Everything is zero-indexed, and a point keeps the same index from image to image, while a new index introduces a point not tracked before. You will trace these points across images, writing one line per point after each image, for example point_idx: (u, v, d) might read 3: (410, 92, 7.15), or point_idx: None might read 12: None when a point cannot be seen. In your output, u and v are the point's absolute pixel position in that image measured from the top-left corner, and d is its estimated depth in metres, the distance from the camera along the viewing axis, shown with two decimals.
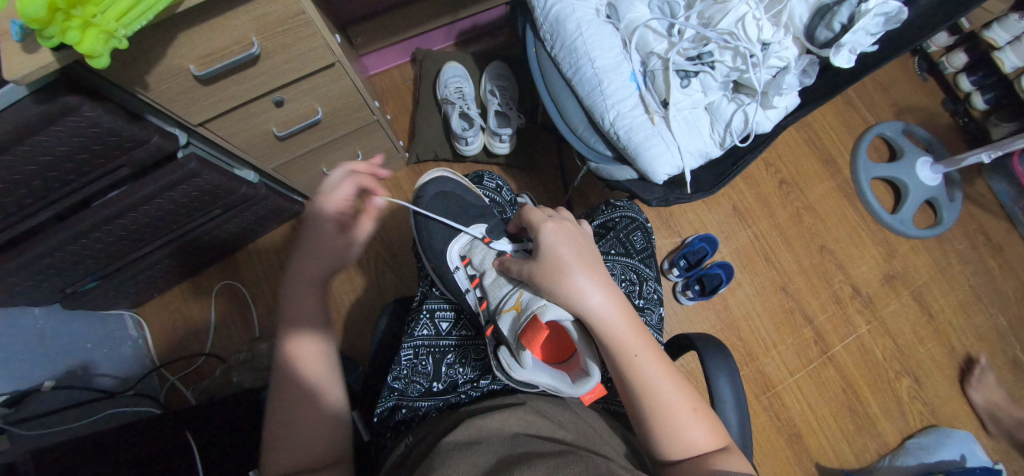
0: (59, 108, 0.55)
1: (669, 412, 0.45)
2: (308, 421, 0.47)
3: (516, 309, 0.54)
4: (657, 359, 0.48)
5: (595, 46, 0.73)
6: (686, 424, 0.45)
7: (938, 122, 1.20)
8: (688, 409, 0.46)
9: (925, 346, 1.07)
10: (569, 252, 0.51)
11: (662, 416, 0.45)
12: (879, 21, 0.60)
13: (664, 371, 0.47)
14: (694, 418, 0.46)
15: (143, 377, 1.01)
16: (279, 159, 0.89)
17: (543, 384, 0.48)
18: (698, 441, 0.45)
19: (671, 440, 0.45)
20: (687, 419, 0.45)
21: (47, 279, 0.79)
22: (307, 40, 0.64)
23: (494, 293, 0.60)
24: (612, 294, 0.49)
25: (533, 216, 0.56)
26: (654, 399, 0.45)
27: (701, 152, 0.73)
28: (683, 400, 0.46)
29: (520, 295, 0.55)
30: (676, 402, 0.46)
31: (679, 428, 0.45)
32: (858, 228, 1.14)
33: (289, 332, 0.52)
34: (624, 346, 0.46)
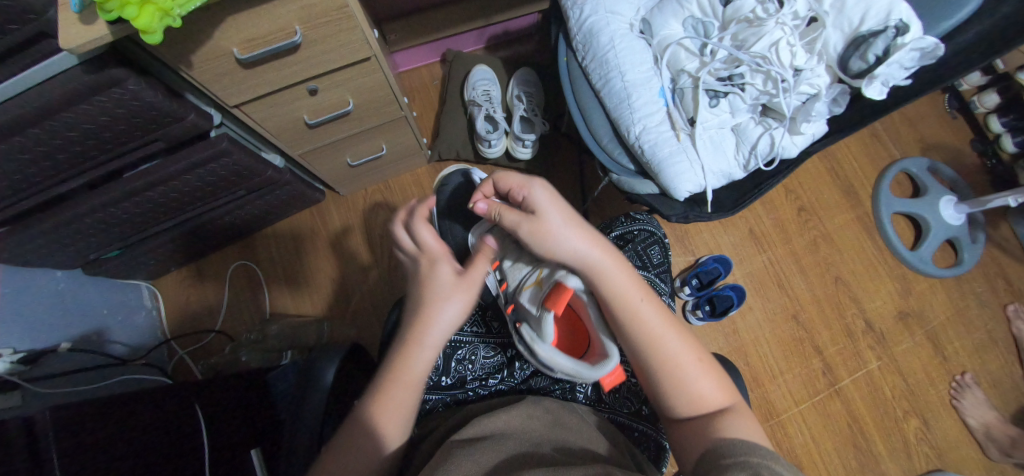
0: (106, 80, 0.57)
1: (676, 366, 0.47)
2: (359, 441, 0.49)
3: (536, 284, 0.53)
4: (657, 309, 0.50)
5: (625, 60, 0.74)
6: (690, 375, 0.48)
7: (965, 162, 1.19)
8: (693, 362, 0.48)
9: (936, 388, 1.05)
10: (559, 209, 0.47)
11: (670, 369, 0.47)
12: (915, 56, 0.60)
13: (669, 327, 0.49)
14: (699, 368, 0.48)
15: (154, 348, 1.03)
16: (307, 146, 0.90)
17: (562, 367, 0.48)
18: (704, 392, 0.47)
19: (678, 392, 0.47)
20: (692, 370, 0.48)
21: (73, 243, 0.82)
22: (346, 33, 0.65)
23: (512, 276, 0.58)
24: (611, 251, 0.49)
25: (509, 180, 0.49)
26: (659, 351, 0.48)
27: (724, 173, 0.74)
28: (687, 353, 0.49)
29: (539, 272, 0.54)
30: (680, 354, 0.48)
31: (684, 380, 0.47)
32: (876, 262, 1.13)
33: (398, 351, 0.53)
34: (625, 298, 0.48)
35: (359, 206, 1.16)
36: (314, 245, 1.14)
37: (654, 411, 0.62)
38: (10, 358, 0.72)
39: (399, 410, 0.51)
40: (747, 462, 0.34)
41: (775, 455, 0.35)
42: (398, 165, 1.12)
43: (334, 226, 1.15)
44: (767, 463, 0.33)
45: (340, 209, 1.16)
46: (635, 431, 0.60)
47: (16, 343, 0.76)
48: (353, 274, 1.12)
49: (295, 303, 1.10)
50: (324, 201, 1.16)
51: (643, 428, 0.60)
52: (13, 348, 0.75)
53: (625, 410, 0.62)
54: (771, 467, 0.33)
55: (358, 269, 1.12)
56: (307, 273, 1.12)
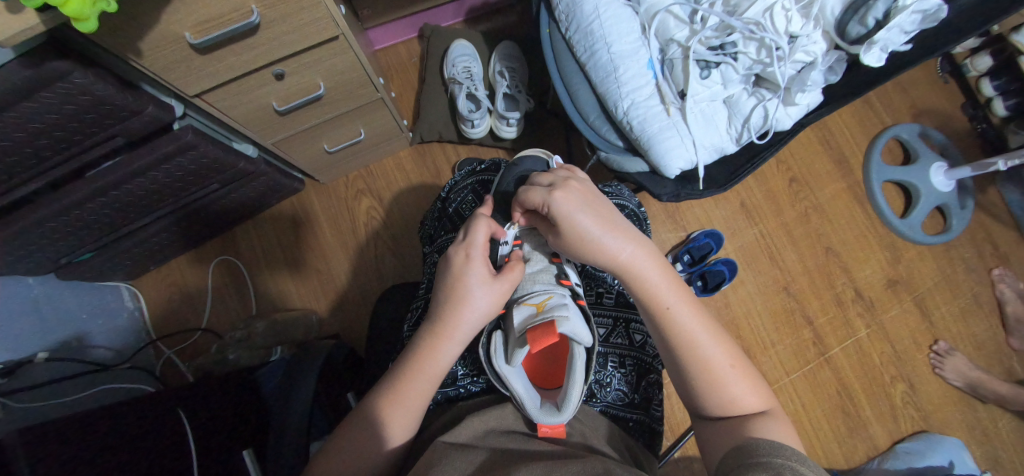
0: (46, 74, 0.52)
1: (711, 370, 0.46)
2: (367, 436, 0.48)
3: (536, 306, 0.49)
4: (694, 311, 0.48)
5: (612, 29, 0.70)
6: (727, 380, 0.46)
7: (955, 126, 1.17)
8: (729, 365, 0.46)
9: (923, 353, 1.07)
10: (586, 220, 0.47)
11: (705, 370, 0.46)
12: (915, 19, 0.56)
13: (703, 326, 0.48)
14: (735, 374, 0.46)
15: (139, 350, 1.01)
16: (279, 134, 0.86)
17: (513, 389, 0.45)
18: (740, 398, 0.45)
19: (712, 396, 0.45)
20: (728, 375, 0.46)
21: (39, 249, 0.77)
22: (310, 11, 0.60)
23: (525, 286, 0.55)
24: (645, 246, 0.49)
25: (535, 192, 0.49)
26: (694, 354, 0.46)
27: (716, 146, 0.71)
28: (723, 357, 0.46)
29: (549, 298, 0.50)
30: (716, 358, 0.46)
31: (719, 384, 0.45)
32: (866, 231, 1.12)
33: (416, 347, 0.51)
34: (657, 300, 0.48)
35: (340, 194, 1.12)
36: (296, 236, 1.10)
37: (645, 397, 0.60)
38: None
39: (413, 403, 0.49)
40: (773, 462, 0.33)
41: (801, 454, 0.33)
42: (379, 149, 1.07)
43: (316, 216, 1.11)
44: (793, 464, 0.32)
45: (321, 198, 1.12)
46: (631, 421, 0.58)
47: None
48: (339, 265, 1.09)
49: (280, 297, 1.08)
50: (304, 191, 1.12)
51: (638, 417, 0.59)
52: None
53: (619, 402, 0.59)
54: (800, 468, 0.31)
55: (344, 260, 1.09)
56: (291, 266, 1.09)
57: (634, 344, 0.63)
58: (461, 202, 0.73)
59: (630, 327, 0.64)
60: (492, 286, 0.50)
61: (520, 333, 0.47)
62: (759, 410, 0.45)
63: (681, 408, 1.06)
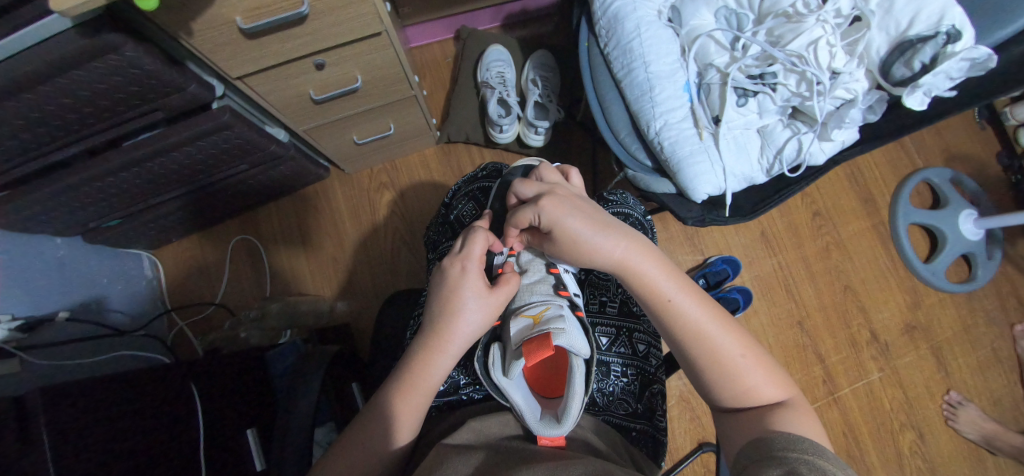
0: (100, 46, 0.54)
1: (721, 360, 0.45)
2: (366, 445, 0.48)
3: (533, 318, 0.49)
4: (699, 301, 0.48)
5: (651, 49, 0.70)
6: (739, 370, 0.45)
7: (989, 175, 1.15)
8: (740, 354, 0.46)
9: (936, 402, 1.04)
10: (577, 221, 0.48)
11: (717, 363, 0.46)
12: (964, 66, 0.55)
13: (710, 317, 0.47)
14: (747, 363, 0.46)
15: (154, 318, 1.02)
16: (311, 122, 0.87)
17: (513, 401, 0.45)
18: (754, 387, 0.45)
19: (725, 387, 0.45)
20: (740, 364, 0.46)
21: (71, 211, 0.79)
22: (358, 6, 0.61)
23: (522, 297, 0.55)
24: (640, 242, 0.50)
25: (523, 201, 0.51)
26: (702, 345, 0.46)
27: (746, 176, 0.71)
28: (733, 346, 0.46)
29: (546, 308, 0.50)
30: (725, 348, 0.46)
31: (731, 374, 0.45)
32: (887, 273, 1.10)
33: (413, 359, 0.50)
34: (658, 294, 0.48)
35: (363, 185, 1.13)
36: (316, 223, 1.12)
37: (648, 406, 0.61)
38: (6, 326, 0.71)
39: (412, 414, 0.49)
40: (802, 459, 0.34)
41: (822, 448, 0.35)
42: (406, 145, 1.08)
43: (337, 204, 1.13)
44: (818, 460, 0.33)
45: (343, 187, 1.13)
46: (634, 431, 0.58)
47: (13, 310, 0.74)
48: (355, 255, 1.10)
49: (294, 280, 1.09)
50: (329, 179, 1.13)
51: (641, 427, 0.59)
52: (10, 315, 0.74)
53: (621, 411, 0.59)
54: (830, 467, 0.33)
55: (360, 250, 1.11)
56: (308, 251, 1.11)
57: (636, 353, 0.63)
58: (461, 210, 0.73)
59: (632, 336, 0.64)
60: (491, 299, 0.51)
61: (517, 345, 0.46)
62: (779, 398, 0.45)
63: (682, 433, 1.05)
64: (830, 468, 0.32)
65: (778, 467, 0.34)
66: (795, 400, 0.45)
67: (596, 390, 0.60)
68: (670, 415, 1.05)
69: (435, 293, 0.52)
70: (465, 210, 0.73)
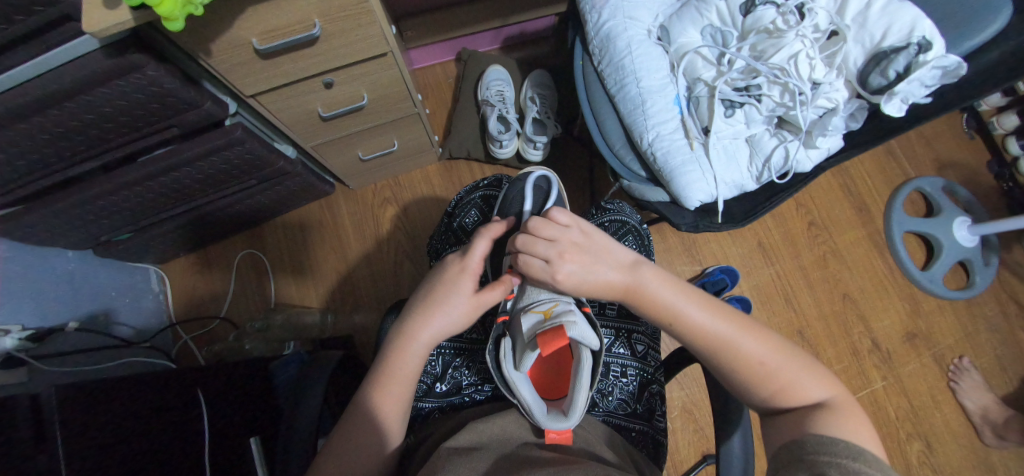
0: (125, 65, 0.58)
1: (750, 366, 0.45)
2: (357, 434, 0.48)
3: (543, 313, 0.50)
4: (714, 310, 0.48)
5: (642, 65, 0.73)
6: (769, 371, 0.45)
7: (981, 183, 1.17)
8: (767, 356, 0.45)
9: (942, 411, 1.04)
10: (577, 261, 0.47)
11: (747, 371, 0.45)
12: (936, 74, 0.59)
13: (729, 324, 0.47)
14: (777, 361, 0.45)
15: (160, 331, 1.04)
16: (319, 138, 0.91)
17: (520, 395, 0.46)
18: (789, 387, 0.44)
19: (760, 391, 0.45)
20: (771, 365, 0.45)
21: (85, 224, 0.82)
22: (365, 28, 0.66)
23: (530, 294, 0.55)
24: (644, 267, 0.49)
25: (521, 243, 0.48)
26: (728, 354, 0.45)
27: (736, 183, 0.73)
28: (760, 349, 0.45)
29: (556, 305, 0.51)
30: (752, 353, 0.45)
31: (763, 379, 0.44)
32: (885, 281, 1.11)
33: (391, 348, 0.51)
34: (671, 313, 0.47)
35: (368, 200, 1.17)
36: (322, 238, 1.14)
37: (648, 408, 0.62)
38: (18, 335, 0.73)
39: (392, 404, 0.50)
40: (832, 461, 0.34)
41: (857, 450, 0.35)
42: (409, 161, 1.12)
43: (342, 219, 1.16)
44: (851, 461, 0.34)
45: (348, 203, 1.17)
46: (634, 431, 0.60)
47: (24, 320, 0.76)
48: (359, 268, 1.12)
49: (299, 293, 1.11)
50: (334, 194, 1.17)
51: (642, 428, 0.60)
52: (21, 325, 0.76)
53: (621, 412, 0.61)
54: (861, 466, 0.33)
55: (364, 264, 1.13)
56: (313, 265, 1.13)
57: (635, 354, 0.64)
58: (464, 217, 0.76)
59: (632, 337, 0.66)
60: (472, 300, 0.51)
61: (529, 338, 0.48)
62: (820, 396, 0.44)
63: (686, 445, 1.04)
64: (862, 468, 0.33)
65: (806, 469, 0.35)
66: (840, 396, 0.44)
67: (597, 391, 0.62)
68: (673, 426, 1.05)
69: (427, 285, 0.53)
70: (468, 218, 0.76)
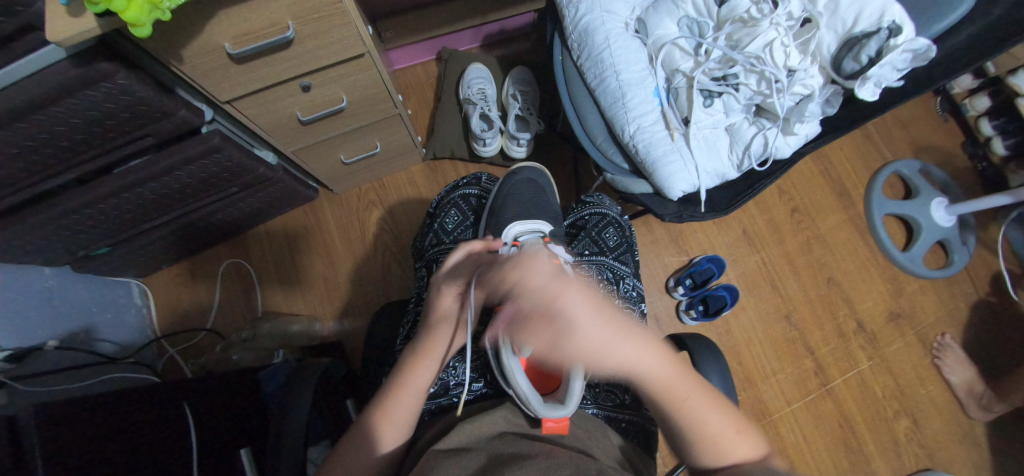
0: (94, 74, 0.57)
1: (705, 431, 0.43)
2: (361, 445, 0.48)
3: None
4: (685, 376, 0.45)
5: (621, 58, 0.74)
6: (722, 438, 0.43)
7: (956, 164, 1.20)
8: (725, 428, 0.43)
9: (927, 388, 1.06)
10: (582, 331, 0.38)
11: (701, 436, 0.43)
12: (906, 57, 0.60)
13: (698, 394, 0.45)
14: (737, 436, 0.43)
15: (144, 346, 1.02)
16: (299, 143, 0.89)
17: (516, 383, 0.45)
18: (740, 454, 0.42)
19: (711, 453, 0.42)
20: (724, 435, 0.43)
21: (60, 240, 0.80)
22: (340, 29, 0.65)
23: None
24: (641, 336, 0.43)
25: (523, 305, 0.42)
26: (685, 417, 0.44)
27: (718, 173, 0.74)
28: (718, 420, 0.44)
29: None
30: (710, 423, 0.43)
31: (715, 442, 0.42)
32: (868, 264, 1.13)
33: (407, 360, 0.53)
34: (649, 381, 0.44)
35: (353, 204, 1.15)
36: (307, 244, 1.13)
37: (635, 397, 0.63)
38: None
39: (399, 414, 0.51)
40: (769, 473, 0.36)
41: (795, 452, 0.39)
42: (392, 163, 1.11)
43: (327, 224, 1.14)
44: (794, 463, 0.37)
45: (333, 207, 1.15)
46: (623, 422, 0.61)
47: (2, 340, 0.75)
48: (347, 273, 1.11)
49: (286, 301, 1.10)
50: (318, 199, 1.15)
51: (631, 418, 0.61)
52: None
53: (609, 403, 0.62)
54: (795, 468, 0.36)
55: (352, 269, 1.12)
56: (299, 271, 1.12)
57: None
58: (445, 218, 0.76)
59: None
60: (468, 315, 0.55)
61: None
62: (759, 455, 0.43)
63: None
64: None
65: None
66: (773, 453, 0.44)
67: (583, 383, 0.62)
68: None
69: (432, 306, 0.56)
70: (449, 219, 0.76)
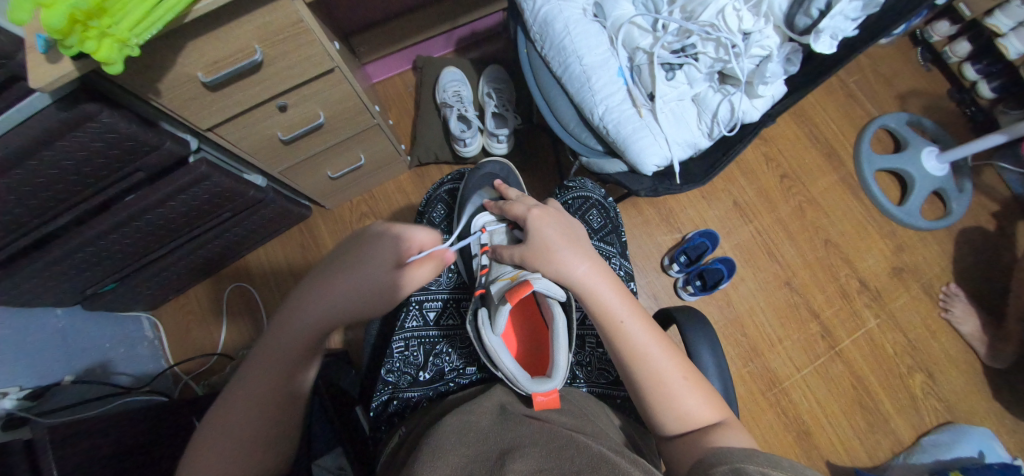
0: (77, 116, 0.59)
1: (662, 381, 0.47)
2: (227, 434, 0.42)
3: (511, 277, 0.54)
4: (645, 325, 0.50)
5: (582, 44, 0.75)
6: (677, 390, 0.47)
7: (945, 112, 1.18)
8: (680, 377, 0.48)
9: (939, 340, 1.04)
10: (553, 233, 0.54)
11: (658, 387, 0.47)
12: (857, 6, 0.61)
13: (656, 341, 0.49)
14: (686, 386, 0.47)
15: (159, 374, 1.06)
16: (285, 163, 0.93)
17: (503, 365, 0.46)
18: (693, 410, 0.46)
19: (667, 409, 0.46)
20: (679, 386, 0.47)
21: (69, 279, 0.84)
22: (307, 48, 0.68)
23: (496, 270, 0.60)
24: (602, 268, 0.52)
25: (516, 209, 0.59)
26: (644, 365, 0.48)
27: (689, 142, 0.75)
28: (674, 369, 0.48)
29: (520, 271, 0.55)
30: (667, 371, 0.48)
31: (670, 394, 0.47)
32: (865, 222, 1.12)
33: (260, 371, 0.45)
34: (612, 314, 0.49)
35: (346, 218, 1.18)
36: (306, 261, 1.16)
37: None
38: (15, 395, 0.75)
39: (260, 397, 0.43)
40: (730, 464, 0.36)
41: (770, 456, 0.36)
42: (380, 174, 1.14)
43: (324, 240, 1.17)
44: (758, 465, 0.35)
45: (327, 223, 1.19)
46: (618, 398, 0.62)
47: (21, 381, 0.79)
48: None
49: None
50: (312, 217, 1.19)
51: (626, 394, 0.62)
52: (19, 386, 0.78)
53: (603, 380, 0.63)
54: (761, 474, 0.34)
55: None
56: None
57: None
58: (432, 214, 0.80)
59: None
60: (387, 275, 0.45)
61: (500, 300, 0.51)
62: (712, 419, 0.47)
63: None
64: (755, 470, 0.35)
65: (725, 464, 0.36)
66: (730, 420, 0.47)
67: (576, 363, 0.66)
68: None
69: (323, 274, 0.46)
70: (437, 213, 0.80)
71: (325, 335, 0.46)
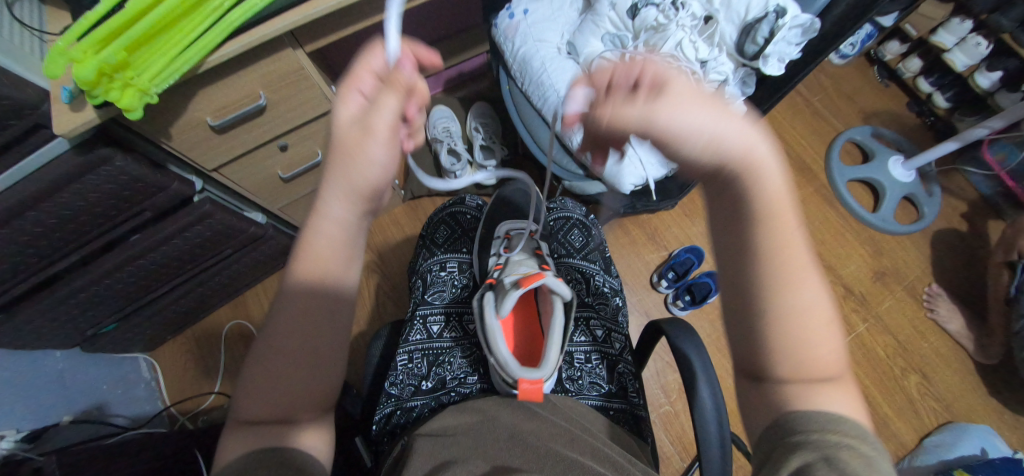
0: (93, 159, 0.64)
1: (807, 316, 0.30)
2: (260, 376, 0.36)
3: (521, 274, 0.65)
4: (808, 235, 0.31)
5: (558, 77, 0.81)
6: (822, 333, 0.31)
7: (906, 124, 1.26)
8: (830, 319, 0.31)
9: (928, 340, 1.07)
10: None
11: (799, 322, 0.30)
12: (797, 33, 0.68)
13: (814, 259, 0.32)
14: (833, 328, 0.31)
15: (154, 417, 1.05)
16: (285, 199, 0.98)
17: (497, 350, 0.52)
18: (828, 362, 0.31)
19: (797, 350, 0.30)
20: (824, 328, 0.31)
21: (73, 318, 0.87)
22: (308, 90, 0.74)
23: (512, 269, 0.71)
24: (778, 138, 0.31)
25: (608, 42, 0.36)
26: (795, 289, 0.30)
27: (663, 162, 0.80)
28: (825, 306, 0.31)
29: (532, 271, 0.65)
30: (818, 304, 0.31)
31: (809, 335, 0.30)
32: (842, 231, 1.17)
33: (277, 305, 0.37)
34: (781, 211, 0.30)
35: None
36: None
37: (621, 386, 0.66)
38: (13, 438, 0.76)
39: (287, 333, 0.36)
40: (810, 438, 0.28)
41: (861, 430, 0.29)
42: None
43: None
44: (854, 445, 0.28)
45: None
46: (612, 410, 0.63)
47: (18, 423, 0.79)
48: None
49: None
50: None
51: (619, 406, 0.64)
52: (15, 428, 0.79)
53: (596, 394, 0.65)
54: (858, 465, 0.26)
55: None
56: None
57: (596, 339, 0.70)
58: (434, 234, 0.85)
59: (589, 322, 0.72)
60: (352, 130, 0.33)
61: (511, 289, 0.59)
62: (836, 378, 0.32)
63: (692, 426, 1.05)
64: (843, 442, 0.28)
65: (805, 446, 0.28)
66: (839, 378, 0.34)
67: (566, 379, 0.67)
68: (677, 408, 1.06)
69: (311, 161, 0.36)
70: (441, 235, 0.84)
71: (332, 240, 0.35)
